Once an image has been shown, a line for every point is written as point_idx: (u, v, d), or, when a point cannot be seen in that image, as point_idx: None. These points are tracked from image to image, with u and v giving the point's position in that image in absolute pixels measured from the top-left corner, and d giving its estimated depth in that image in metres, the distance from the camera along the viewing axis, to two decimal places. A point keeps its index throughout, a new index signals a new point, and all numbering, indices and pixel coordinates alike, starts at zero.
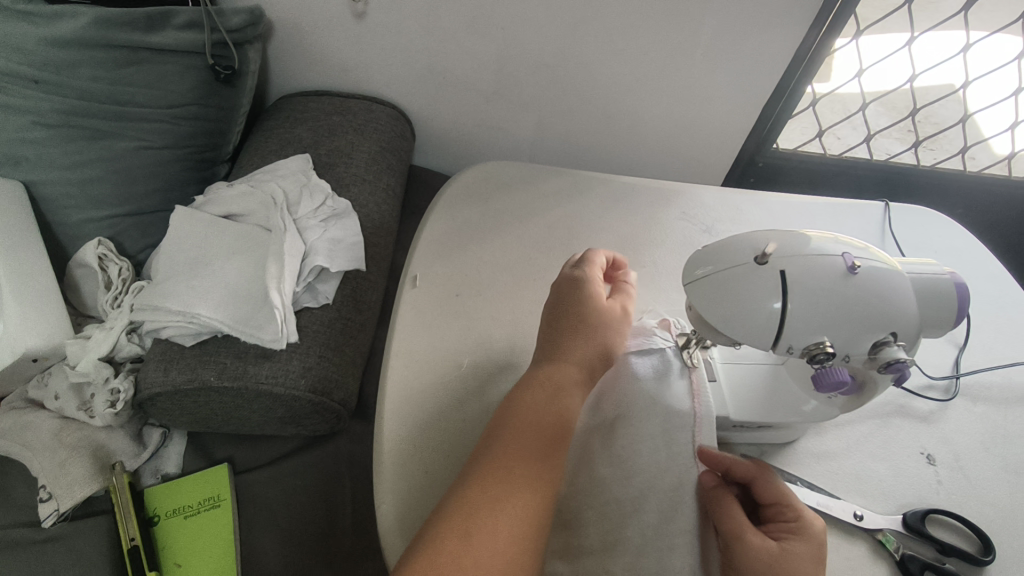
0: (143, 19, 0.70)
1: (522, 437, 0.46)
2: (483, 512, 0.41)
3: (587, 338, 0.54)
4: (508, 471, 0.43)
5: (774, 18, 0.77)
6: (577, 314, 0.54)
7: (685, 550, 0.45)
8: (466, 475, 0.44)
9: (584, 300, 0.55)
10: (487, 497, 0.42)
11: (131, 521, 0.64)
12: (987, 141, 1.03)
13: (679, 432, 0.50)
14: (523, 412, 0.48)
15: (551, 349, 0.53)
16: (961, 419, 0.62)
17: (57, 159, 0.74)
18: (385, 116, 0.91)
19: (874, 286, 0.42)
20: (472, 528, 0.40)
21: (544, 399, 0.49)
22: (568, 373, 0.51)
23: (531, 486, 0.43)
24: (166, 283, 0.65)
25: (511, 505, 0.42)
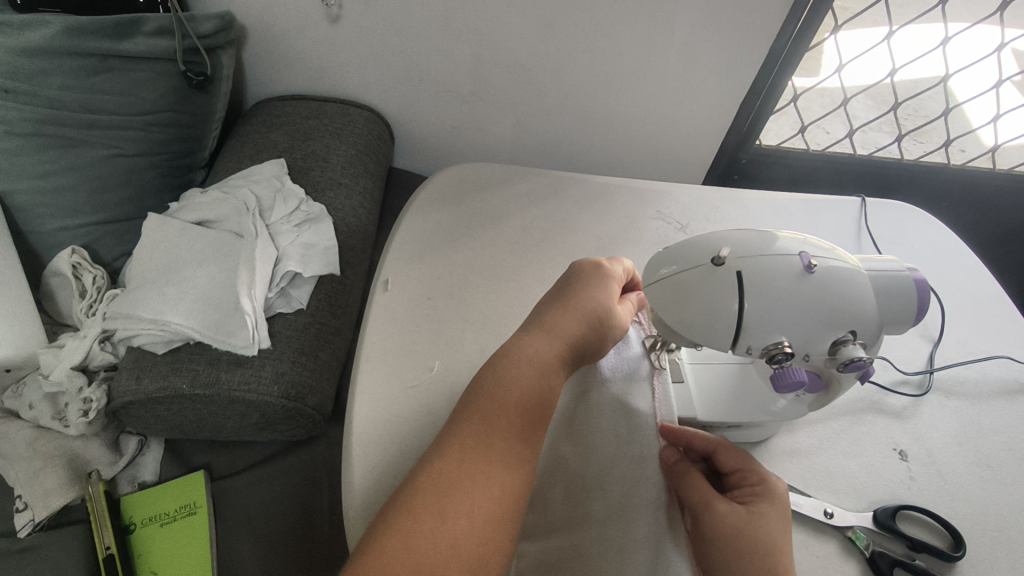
0: (112, 27, 0.70)
1: (505, 411, 0.45)
2: (458, 486, 0.41)
3: (585, 320, 0.52)
4: (488, 446, 0.43)
5: (748, 15, 0.77)
6: (580, 297, 0.53)
7: (647, 520, 0.48)
8: (443, 444, 0.43)
9: (592, 288, 0.54)
10: (467, 470, 0.41)
11: (106, 530, 0.64)
12: (975, 132, 1.03)
13: (638, 408, 0.53)
14: (503, 383, 0.47)
15: (549, 321, 0.52)
16: (935, 414, 0.62)
17: (30, 167, 0.74)
18: (363, 119, 0.91)
19: (831, 284, 0.42)
20: (448, 504, 0.40)
21: (528, 373, 0.47)
22: (553, 348, 0.50)
23: (511, 461, 0.43)
24: (138, 291, 0.65)
25: (485, 479, 0.41)
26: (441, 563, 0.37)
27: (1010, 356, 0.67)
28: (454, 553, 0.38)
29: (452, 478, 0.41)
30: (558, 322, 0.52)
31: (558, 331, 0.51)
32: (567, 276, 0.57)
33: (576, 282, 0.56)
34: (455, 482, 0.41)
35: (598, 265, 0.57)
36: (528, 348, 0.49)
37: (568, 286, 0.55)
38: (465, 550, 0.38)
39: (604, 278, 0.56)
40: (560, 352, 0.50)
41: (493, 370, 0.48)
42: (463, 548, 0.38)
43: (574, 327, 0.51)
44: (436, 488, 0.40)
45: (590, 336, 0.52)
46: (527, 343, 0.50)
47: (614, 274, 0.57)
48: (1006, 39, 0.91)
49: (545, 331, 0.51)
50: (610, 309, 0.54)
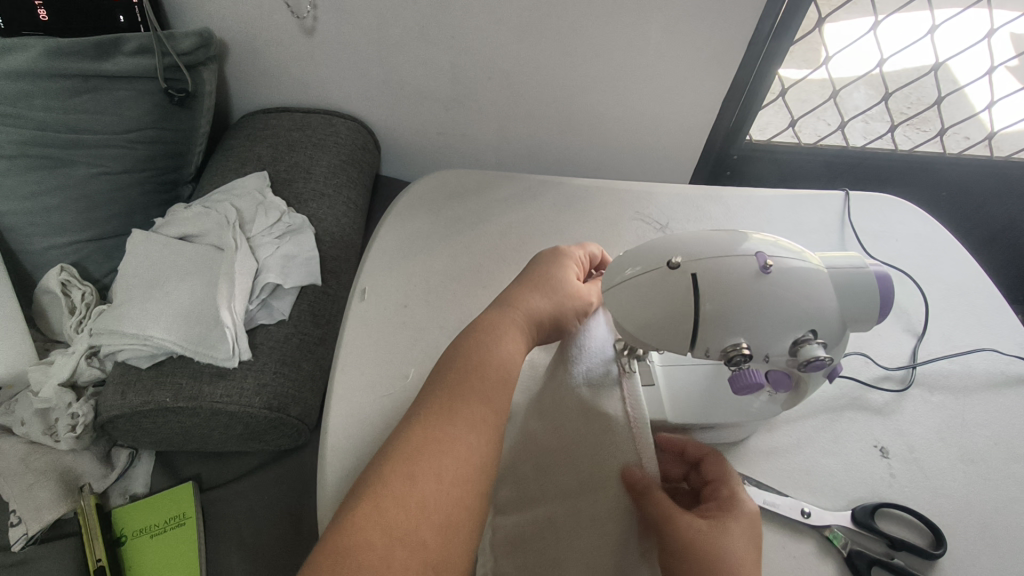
0: (92, 48, 0.72)
1: (471, 382, 0.47)
2: (426, 454, 0.41)
3: (546, 295, 0.55)
4: (454, 416, 0.44)
5: (724, 11, 0.76)
6: (541, 275, 0.57)
7: (624, 490, 0.47)
8: (413, 418, 0.44)
9: (552, 267, 0.58)
10: (436, 437, 0.43)
11: (97, 542, 0.65)
12: (978, 116, 1.01)
13: (607, 401, 0.52)
14: (468, 355, 0.49)
15: (512, 299, 0.55)
16: (917, 410, 0.61)
17: (17, 188, 0.75)
18: (346, 129, 0.91)
19: (787, 282, 0.42)
20: (416, 472, 0.41)
21: (491, 343, 0.49)
22: (517, 321, 0.52)
23: (479, 427, 0.44)
24: (122, 307, 0.66)
25: (454, 447, 0.42)
26: (413, 524, 0.39)
27: (997, 349, 0.66)
28: (427, 513, 0.39)
29: (420, 445, 0.42)
30: (521, 298, 0.54)
31: (522, 306, 0.54)
32: (530, 262, 0.61)
33: (539, 265, 0.59)
34: (425, 450, 0.42)
35: (557, 250, 0.61)
36: (491, 321, 0.52)
37: (532, 269, 0.58)
38: (435, 514, 0.39)
39: (565, 260, 0.59)
40: (521, 325, 0.53)
41: (458, 345, 0.50)
42: (435, 509, 0.40)
43: (536, 302, 0.54)
44: (407, 455, 0.41)
45: (551, 311, 0.55)
46: (490, 317, 0.52)
47: (575, 257, 0.60)
48: (997, 24, 0.89)
49: (507, 306, 0.54)
50: (570, 286, 0.57)
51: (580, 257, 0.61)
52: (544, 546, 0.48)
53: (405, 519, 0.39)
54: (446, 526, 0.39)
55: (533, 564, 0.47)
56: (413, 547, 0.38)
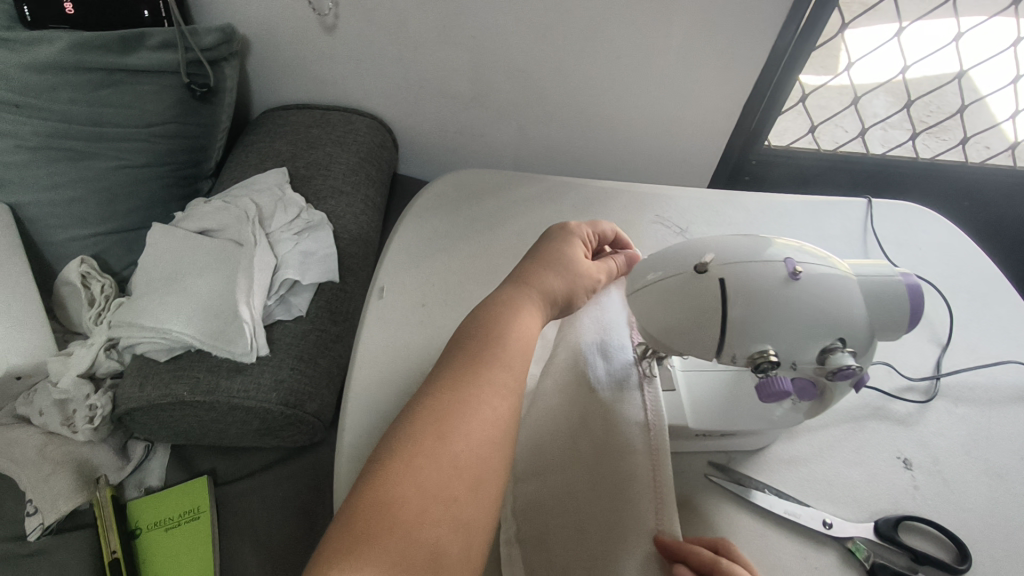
0: (117, 42, 0.72)
1: (494, 350, 0.46)
2: (454, 415, 0.41)
3: (558, 271, 0.54)
4: (479, 380, 0.43)
5: (746, 16, 0.76)
6: (551, 251, 0.55)
7: (639, 457, 0.49)
8: (437, 383, 0.43)
9: (560, 243, 0.56)
10: (461, 401, 0.42)
11: (111, 533, 0.66)
12: (999, 127, 1.00)
13: (626, 397, 0.53)
14: (486, 326, 0.47)
15: (525, 276, 0.53)
16: (941, 421, 0.60)
17: (41, 179, 0.76)
18: (365, 127, 0.92)
19: (817, 289, 0.41)
20: (447, 431, 0.39)
21: (508, 316, 0.48)
22: (532, 296, 0.51)
23: (504, 393, 0.43)
24: (142, 300, 0.66)
25: (481, 409, 0.41)
26: (445, 482, 0.37)
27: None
28: (458, 473, 0.38)
29: (446, 408, 0.41)
30: (533, 275, 0.53)
31: (536, 284, 0.52)
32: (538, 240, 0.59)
33: (547, 242, 0.57)
34: (452, 413, 0.41)
35: (563, 226, 0.60)
36: (506, 298, 0.50)
37: (541, 246, 0.57)
38: (467, 474, 0.38)
39: (574, 237, 0.58)
40: (537, 300, 0.51)
41: (471, 320, 0.49)
42: (466, 469, 0.38)
43: (548, 277, 0.53)
44: (434, 419, 0.40)
45: (564, 287, 0.53)
46: (503, 294, 0.51)
47: (581, 234, 0.59)
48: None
49: (520, 282, 0.52)
50: (580, 263, 0.56)
51: (589, 233, 0.59)
52: (563, 515, 0.48)
53: (437, 477, 0.37)
54: (477, 487, 0.38)
55: (553, 533, 0.48)
56: (447, 505, 0.37)
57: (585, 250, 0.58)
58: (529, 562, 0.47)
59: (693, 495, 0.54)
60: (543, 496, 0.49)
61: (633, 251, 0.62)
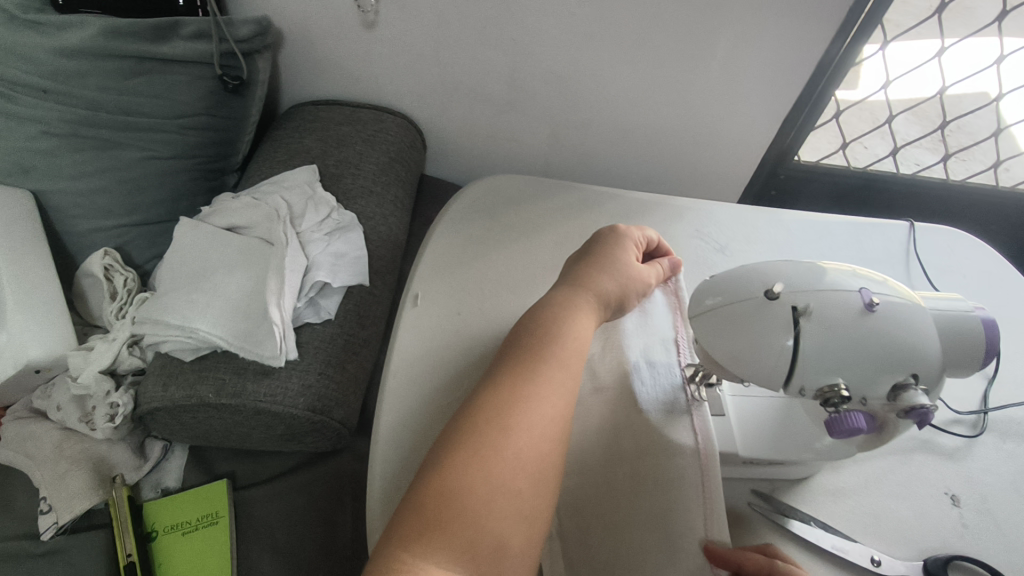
0: (151, 30, 0.70)
1: (551, 348, 0.45)
2: (515, 409, 0.40)
3: (612, 274, 0.53)
4: (538, 375, 0.43)
5: (793, 31, 0.74)
6: (602, 254, 0.55)
7: (686, 456, 0.48)
8: (496, 377, 0.43)
9: (612, 246, 0.56)
10: (522, 395, 0.41)
11: (127, 537, 0.64)
12: None
13: (676, 420, 0.51)
14: (542, 325, 0.47)
15: (577, 279, 0.52)
16: (989, 457, 0.58)
17: (67, 167, 0.74)
18: (395, 125, 0.90)
19: (893, 323, 0.40)
20: (509, 425, 0.40)
21: (564, 317, 0.48)
22: (587, 298, 0.50)
23: (561, 390, 0.43)
24: (168, 297, 0.64)
25: (540, 405, 0.41)
26: (509, 475, 0.38)
27: None
28: (522, 466, 0.38)
29: (508, 402, 0.41)
30: (587, 276, 0.52)
31: (591, 286, 0.51)
32: (587, 240, 0.59)
33: (597, 244, 0.56)
34: (512, 407, 0.41)
35: (614, 228, 0.58)
36: (561, 299, 0.49)
37: (592, 248, 0.56)
38: (527, 468, 0.39)
39: (624, 241, 0.57)
40: (591, 303, 0.50)
41: (527, 320, 0.48)
42: (529, 463, 0.39)
43: (602, 281, 0.52)
44: (497, 413, 0.40)
45: (617, 291, 0.53)
46: (558, 294, 0.50)
47: (632, 238, 0.58)
48: None
49: (574, 284, 0.51)
50: (632, 266, 0.55)
51: (639, 237, 0.58)
52: (605, 511, 0.47)
53: (502, 471, 0.38)
54: (538, 481, 0.39)
55: (594, 529, 0.47)
56: (510, 498, 0.37)
57: (636, 254, 0.57)
58: (569, 556, 0.46)
59: (737, 524, 0.52)
60: (588, 501, 0.48)
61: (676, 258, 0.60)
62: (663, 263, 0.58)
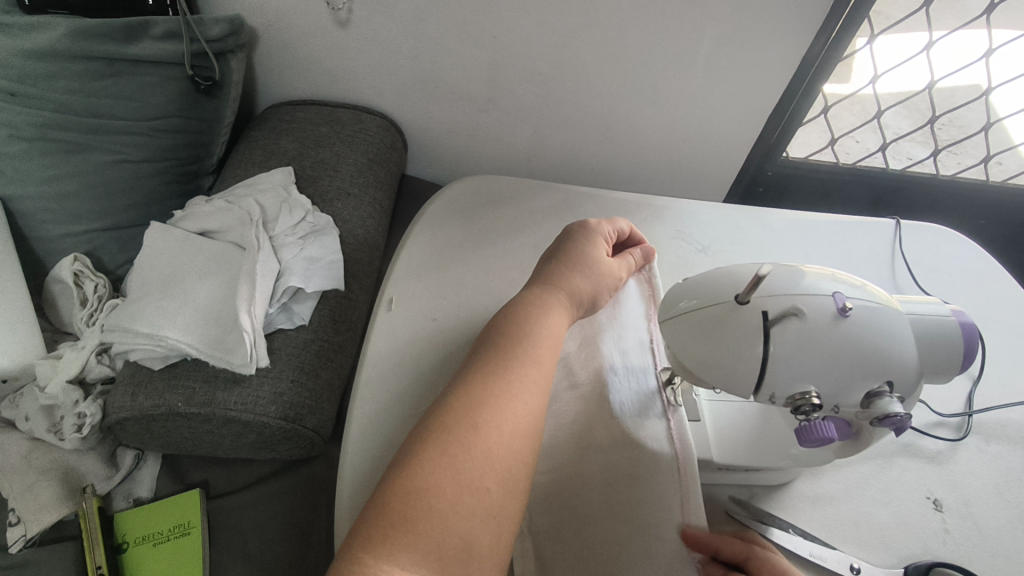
0: (120, 30, 0.68)
1: (523, 347, 0.44)
2: (485, 408, 0.39)
3: (583, 273, 0.52)
4: (510, 373, 0.42)
5: (776, 26, 0.73)
6: (574, 251, 0.53)
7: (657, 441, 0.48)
8: (466, 375, 0.42)
9: (583, 242, 0.54)
10: (493, 393, 0.40)
11: (97, 549, 0.62)
12: (1016, 148, 0.97)
13: (651, 420, 0.50)
14: (513, 325, 0.45)
15: (546, 278, 0.51)
16: (972, 461, 0.57)
17: (36, 171, 0.73)
18: (375, 126, 0.88)
19: (867, 328, 0.38)
20: (479, 423, 0.39)
21: (534, 318, 0.46)
22: (558, 298, 0.49)
23: (533, 388, 0.42)
24: (137, 304, 0.63)
25: (511, 403, 0.40)
26: (479, 474, 0.37)
27: None
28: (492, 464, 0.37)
29: (480, 399, 0.40)
30: (558, 276, 0.51)
31: (562, 286, 0.50)
32: (559, 236, 0.57)
33: (566, 241, 0.55)
34: (483, 405, 0.40)
35: (584, 223, 0.57)
36: (531, 297, 0.48)
37: (562, 245, 0.55)
38: (496, 468, 0.38)
39: (596, 236, 0.56)
40: (563, 303, 0.49)
41: (496, 319, 0.47)
42: (499, 461, 0.38)
43: (574, 280, 0.51)
44: (467, 411, 0.39)
45: (589, 290, 0.52)
46: (528, 295, 0.49)
47: (604, 233, 0.57)
48: None
49: (545, 285, 0.50)
50: (603, 263, 0.54)
51: (610, 231, 0.57)
52: (580, 504, 0.46)
53: (471, 469, 0.37)
54: (508, 479, 0.38)
55: (569, 523, 0.45)
56: (479, 496, 0.36)
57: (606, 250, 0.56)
58: (542, 551, 0.44)
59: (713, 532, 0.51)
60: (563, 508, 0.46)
61: (649, 247, 0.59)
62: (634, 255, 0.57)
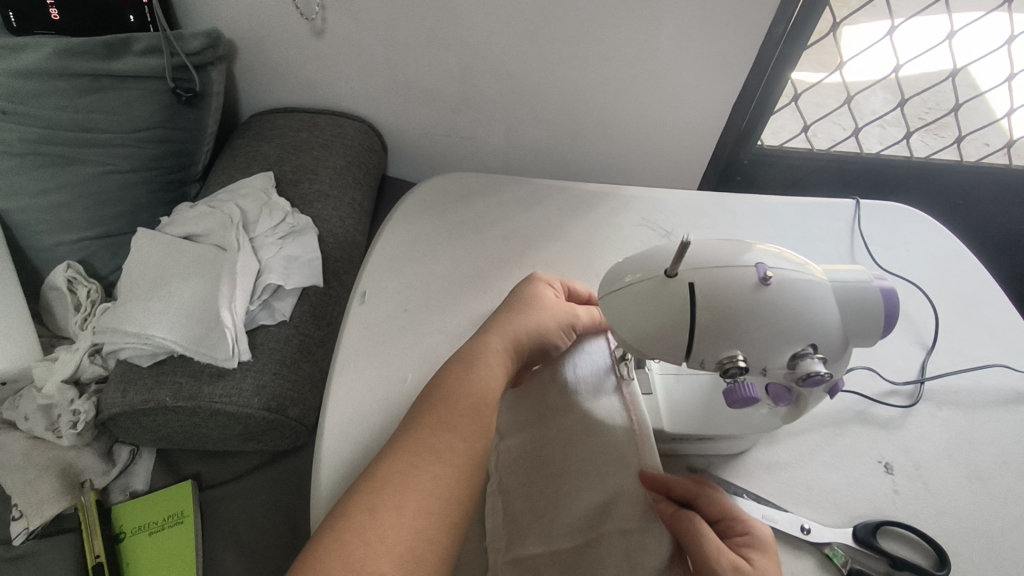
0: (102, 48, 0.72)
1: (459, 391, 0.47)
2: (425, 437, 0.44)
3: (522, 316, 0.54)
4: (451, 405, 0.46)
5: (731, 17, 0.75)
6: (516, 300, 0.56)
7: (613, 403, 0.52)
8: (415, 412, 0.46)
9: (527, 291, 0.57)
10: (433, 425, 0.45)
11: (95, 538, 0.66)
12: (997, 123, 1.00)
13: (604, 394, 0.53)
14: (450, 377, 0.48)
15: (497, 322, 0.54)
16: (924, 425, 0.59)
17: (28, 184, 0.77)
18: (353, 130, 0.92)
19: (787, 295, 0.41)
20: (420, 452, 0.43)
21: (468, 370, 0.49)
22: (494, 345, 0.51)
23: (474, 417, 0.46)
24: (125, 306, 0.66)
25: (448, 432, 0.45)
26: (417, 493, 0.41)
27: (1008, 365, 0.64)
28: (439, 470, 0.42)
29: (421, 432, 0.44)
30: (499, 324, 0.54)
31: (501, 331, 0.53)
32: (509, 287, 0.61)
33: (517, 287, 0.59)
34: (423, 436, 0.44)
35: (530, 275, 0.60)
36: (479, 341, 0.52)
37: (509, 295, 0.58)
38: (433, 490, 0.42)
39: (541, 283, 0.59)
40: (500, 349, 0.51)
41: (447, 363, 0.50)
42: (446, 468, 0.43)
43: (513, 327, 0.53)
44: (416, 429, 0.45)
45: (530, 331, 0.53)
46: (468, 345, 0.52)
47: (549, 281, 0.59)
48: (1016, 30, 0.88)
49: (485, 333, 0.53)
50: (544, 303, 0.56)
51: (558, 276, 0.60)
52: (543, 463, 0.49)
53: (418, 475, 0.42)
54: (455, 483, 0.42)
55: (535, 481, 0.48)
56: (428, 500, 0.41)
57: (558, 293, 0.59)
58: (511, 509, 0.47)
59: None
60: (528, 477, 0.49)
61: None
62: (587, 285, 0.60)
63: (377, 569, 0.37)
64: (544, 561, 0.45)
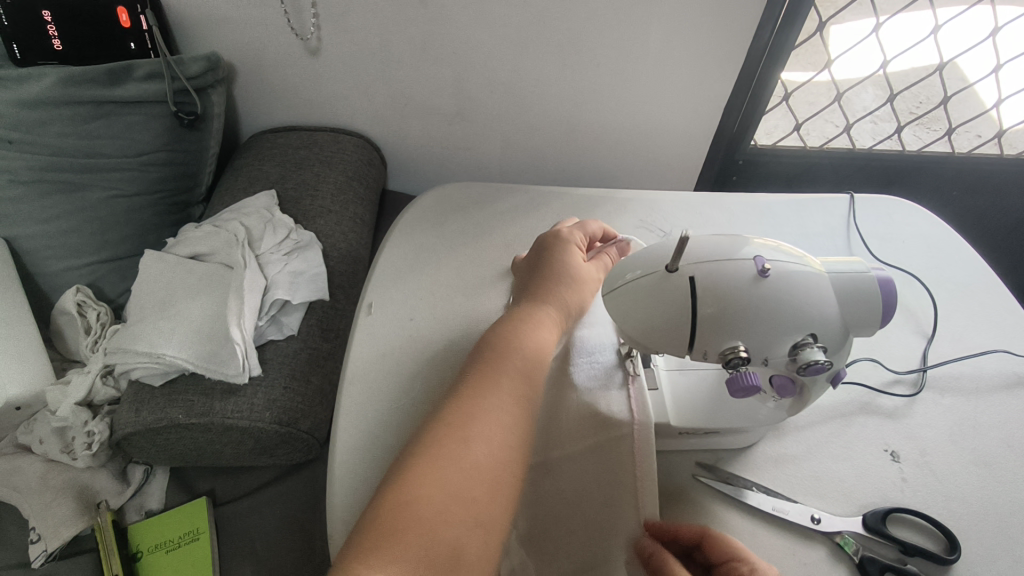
0: (105, 75, 0.74)
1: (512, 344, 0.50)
2: (488, 381, 0.46)
3: (568, 283, 0.57)
4: (510, 355, 0.48)
5: (718, 20, 0.77)
6: (555, 264, 0.58)
7: (618, 393, 0.54)
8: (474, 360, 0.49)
9: (565, 254, 0.59)
10: (492, 369, 0.47)
11: (114, 558, 0.66)
12: (986, 114, 1.01)
13: (612, 390, 0.54)
14: (511, 334, 0.51)
15: (541, 288, 0.57)
16: (929, 413, 0.60)
17: (36, 211, 0.78)
18: (352, 146, 0.93)
19: (786, 285, 0.42)
20: (484, 392, 0.45)
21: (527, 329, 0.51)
22: (544, 309, 0.54)
23: (528, 362, 0.49)
24: (136, 326, 0.68)
25: (507, 374, 0.47)
26: (490, 427, 0.43)
27: (1009, 349, 0.65)
28: (512, 406, 0.45)
29: (482, 376, 0.47)
30: (546, 289, 0.56)
31: (551, 297, 0.55)
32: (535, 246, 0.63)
33: (548, 249, 0.60)
34: (487, 379, 0.46)
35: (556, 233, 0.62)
36: (534, 304, 0.54)
37: (543, 258, 0.60)
38: (499, 423, 0.44)
39: (570, 244, 0.61)
40: (554, 317, 0.54)
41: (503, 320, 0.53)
42: (516, 406, 0.45)
43: (557, 291, 0.56)
44: (483, 374, 0.47)
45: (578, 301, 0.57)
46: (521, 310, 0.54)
47: (575, 240, 0.61)
48: (1000, 22, 0.90)
49: (535, 299, 0.55)
50: (582, 268, 0.59)
51: (583, 238, 0.62)
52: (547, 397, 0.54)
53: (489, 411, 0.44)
54: (523, 412, 0.45)
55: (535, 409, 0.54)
56: (505, 433, 0.43)
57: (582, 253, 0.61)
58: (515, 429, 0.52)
59: (681, 494, 0.54)
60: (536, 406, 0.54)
61: (624, 243, 0.65)
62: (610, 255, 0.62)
63: (456, 494, 0.39)
64: (541, 470, 0.50)
